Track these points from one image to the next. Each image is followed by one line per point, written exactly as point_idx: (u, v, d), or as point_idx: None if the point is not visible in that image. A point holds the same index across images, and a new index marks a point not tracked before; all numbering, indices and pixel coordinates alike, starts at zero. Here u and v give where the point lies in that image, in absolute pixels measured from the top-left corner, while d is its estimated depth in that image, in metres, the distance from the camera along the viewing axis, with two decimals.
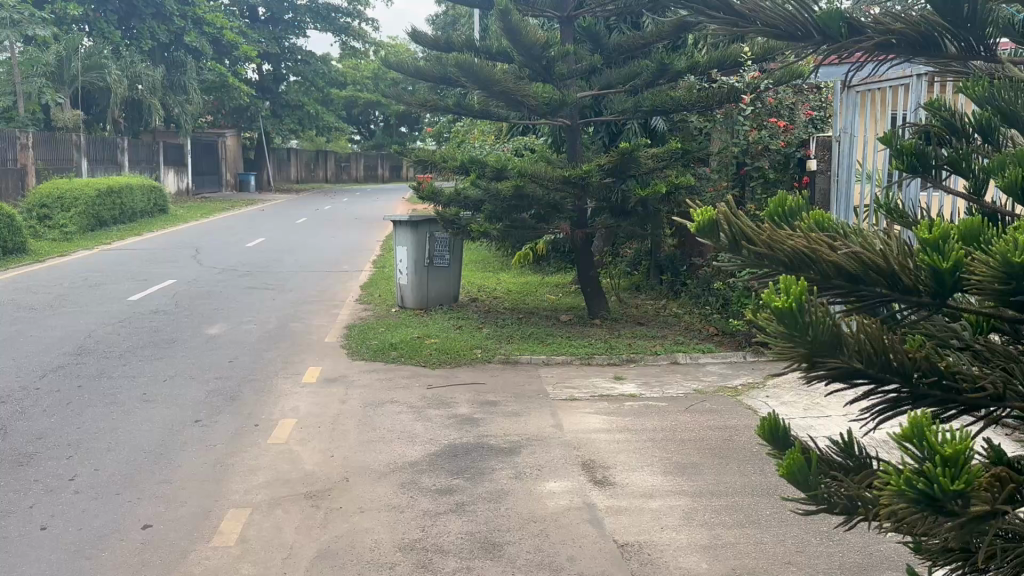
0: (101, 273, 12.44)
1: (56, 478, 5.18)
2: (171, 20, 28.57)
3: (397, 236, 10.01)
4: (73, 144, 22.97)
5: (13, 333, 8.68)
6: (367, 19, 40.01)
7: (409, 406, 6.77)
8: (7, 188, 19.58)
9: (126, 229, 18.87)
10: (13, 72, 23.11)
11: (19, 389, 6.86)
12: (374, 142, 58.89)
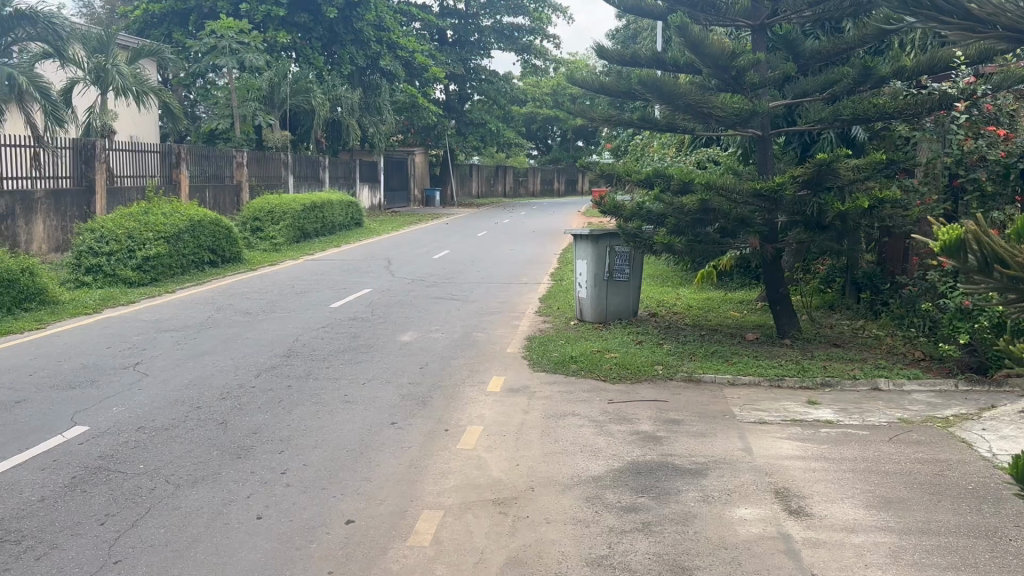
0: (305, 282, 13.46)
1: (270, 470, 5.63)
2: (368, 46, 30.59)
3: (578, 250, 10.06)
4: (282, 162, 25.12)
5: (232, 335, 9.57)
6: (549, 37, 40.80)
7: (592, 420, 6.77)
8: (225, 203, 21.69)
9: (325, 241, 20.31)
10: (233, 98, 25.61)
11: (238, 386, 7.53)
12: (552, 156, 59.85)
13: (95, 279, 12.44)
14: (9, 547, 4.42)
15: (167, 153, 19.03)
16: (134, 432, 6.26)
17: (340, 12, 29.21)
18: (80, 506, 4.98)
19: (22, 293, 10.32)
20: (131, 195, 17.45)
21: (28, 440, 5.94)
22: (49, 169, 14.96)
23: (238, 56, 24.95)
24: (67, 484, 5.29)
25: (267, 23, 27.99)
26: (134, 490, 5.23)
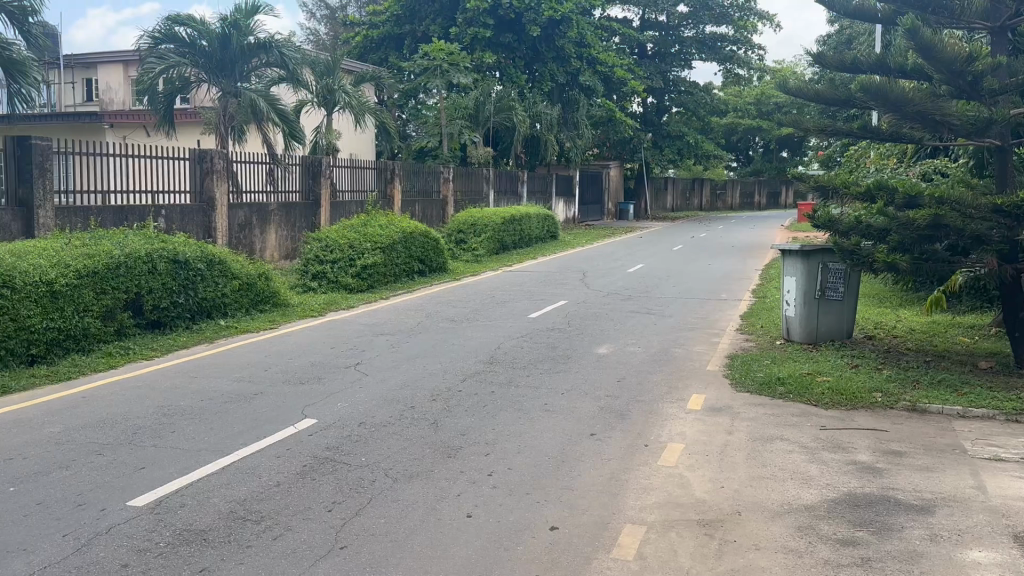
0: (505, 293, 13.92)
1: (478, 471, 5.85)
2: (569, 62, 31.15)
3: (786, 266, 9.61)
4: (484, 177, 26.19)
5: (439, 341, 10.08)
6: (754, 47, 39.53)
7: (801, 446, 6.47)
8: (431, 216, 22.93)
9: (523, 253, 20.89)
10: (441, 116, 27.09)
11: (446, 389, 7.93)
12: (752, 169, 57.81)
13: (319, 284, 13.65)
14: (251, 526, 4.78)
15: (382, 169, 20.39)
16: (356, 427, 6.71)
17: (543, 31, 29.99)
18: (309, 493, 5.33)
19: (259, 295, 11.48)
20: (350, 208, 18.92)
21: (266, 428, 6.54)
22: (282, 184, 16.54)
23: (446, 77, 26.21)
24: (299, 471, 5.68)
25: (474, 44, 29.29)
26: (356, 481, 5.58)
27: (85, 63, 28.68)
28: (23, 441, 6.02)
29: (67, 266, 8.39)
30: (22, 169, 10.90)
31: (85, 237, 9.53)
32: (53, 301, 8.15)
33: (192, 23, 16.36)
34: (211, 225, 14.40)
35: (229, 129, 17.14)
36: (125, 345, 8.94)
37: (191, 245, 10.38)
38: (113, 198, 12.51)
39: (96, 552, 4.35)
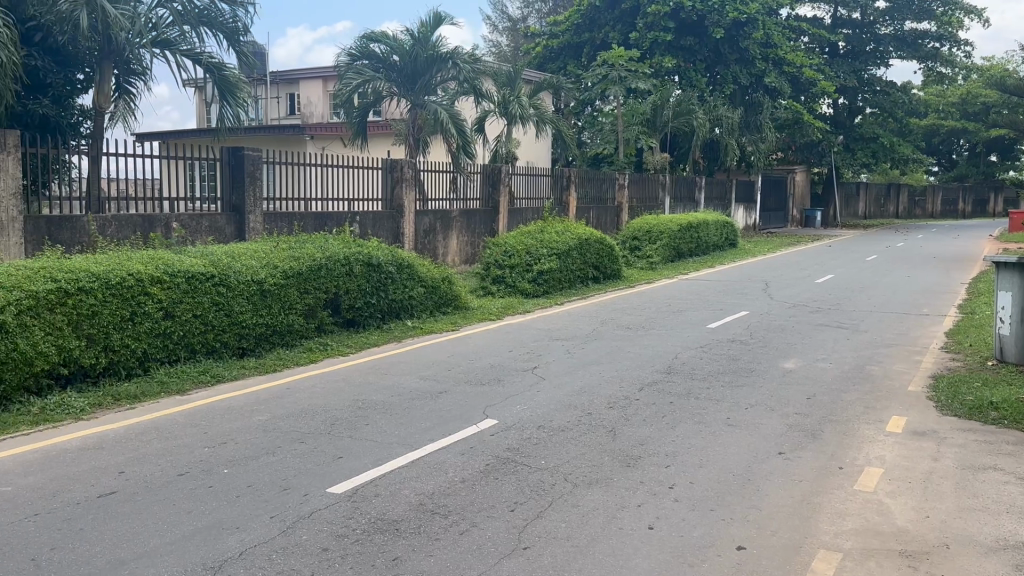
0: (683, 301, 13.62)
1: (658, 483, 5.74)
2: (753, 64, 30.18)
3: (1000, 280, 8.68)
4: (660, 183, 25.82)
5: (616, 348, 10.02)
6: (961, 42, 36.32)
7: (1019, 478, 5.83)
8: (606, 223, 22.94)
9: (700, 261, 20.39)
10: (619, 122, 26.99)
11: (625, 398, 7.85)
12: (955, 173, 52.30)
13: (498, 288, 14.00)
14: (439, 520, 4.95)
15: (559, 176, 20.62)
16: (535, 430, 6.80)
17: (726, 32, 29.31)
18: (493, 491, 5.45)
19: (443, 298, 11.95)
20: (527, 215, 19.27)
21: (451, 427, 6.76)
22: (464, 191, 17.15)
23: (624, 83, 26.41)
24: (482, 470, 5.83)
25: (654, 49, 29.10)
26: (537, 484, 5.63)
27: (289, 79, 31.24)
28: (237, 426, 6.59)
29: (275, 268, 9.12)
30: (237, 178, 11.97)
31: (291, 241, 10.32)
32: (262, 299, 8.88)
33: (386, 39, 17.32)
34: (400, 230, 15.18)
35: (417, 139, 18.02)
36: (324, 342, 9.60)
37: (383, 249, 10.96)
38: (314, 205, 13.46)
39: (300, 534, 4.66)
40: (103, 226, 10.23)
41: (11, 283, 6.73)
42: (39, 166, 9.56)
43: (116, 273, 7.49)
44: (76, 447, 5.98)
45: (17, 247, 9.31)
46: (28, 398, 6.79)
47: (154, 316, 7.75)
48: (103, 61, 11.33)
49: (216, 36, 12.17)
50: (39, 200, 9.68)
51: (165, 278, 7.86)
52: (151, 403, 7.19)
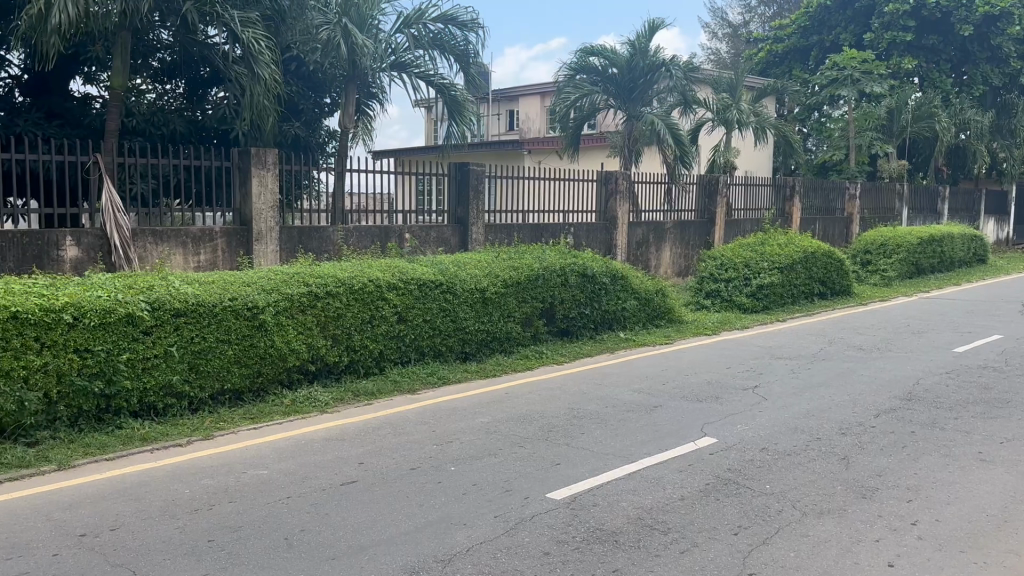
0: (924, 322, 12.47)
1: (898, 518, 5.27)
2: (1007, 63, 27.20)
3: None
4: (895, 193, 23.92)
5: (846, 370, 9.37)
6: None
7: None
8: (833, 234, 21.61)
9: (942, 278, 18.60)
10: (849, 128, 25.30)
11: (857, 424, 7.31)
12: None
13: (712, 302, 13.65)
14: (659, 536, 4.88)
15: (781, 186, 19.72)
16: (758, 452, 6.51)
17: (976, 28, 26.60)
18: (714, 512, 5.28)
19: (657, 311, 11.84)
20: (744, 227, 18.61)
21: (668, 442, 6.65)
22: (679, 203, 16.92)
23: (858, 85, 24.72)
24: (702, 489, 5.68)
25: (891, 50, 27.01)
26: (762, 508, 5.39)
27: (510, 96, 32.44)
28: (462, 427, 6.91)
29: (497, 277, 9.48)
30: (462, 192, 12.60)
31: (510, 251, 10.68)
32: (484, 307, 9.27)
33: (605, 52, 17.45)
34: (613, 242, 15.26)
35: (632, 151, 18.00)
36: (539, 350, 9.85)
37: (598, 260, 11.04)
38: (531, 217, 13.87)
39: (522, 536, 4.78)
40: (346, 236, 11.20)
41: (271, 286, 7.53)
42: (293, 182, 10.62)
43: (357, 279, 8.14)
44: (321, 437, 6.56)
45: (274, 254, 10.41)
46: (282, 389, 7.55)
47: (389, 320, 8.35)
48: (348, 84, 12.41)
49: (447, 58, 12.93)
50: (291, 212, 10.75)
51: (400, 285, 8.43)
52: (384, 400, 7.74)
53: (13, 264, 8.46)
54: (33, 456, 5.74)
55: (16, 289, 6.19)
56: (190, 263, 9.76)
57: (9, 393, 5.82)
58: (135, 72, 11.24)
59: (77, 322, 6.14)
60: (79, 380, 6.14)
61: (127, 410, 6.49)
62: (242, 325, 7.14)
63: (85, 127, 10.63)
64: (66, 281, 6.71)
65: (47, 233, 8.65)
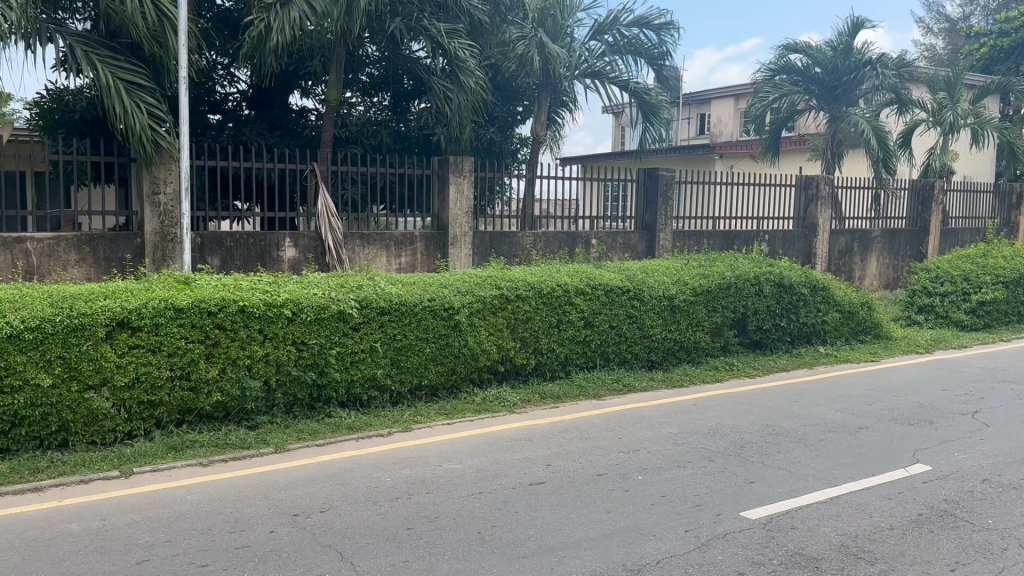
0: None
1: None
2: None
3: None
4: None
5: None
6: None
7: None
8: None
9: None
10: None
11: None
12: None
13: (926, 318, 12.56)
14: (865, 566, 4.53)
15: (1006, 193, 17.89)
16: (980, 483, 5.89)
17: None
18: (928, 545, 4.83)
19: (860, 325, 11.07)
20: (962, 236, 17.02)
21: (874, 467, 6.18)
22: (887, 210, 15.78)
23: None
24: (914, 519, 5.21)
25: None
26: (984, 545, 4.86)
27: (702, 99, 31.72)
28: (649, 436, 6.80)
29: (687, 285, 9.26)
30: (651, 198, 12.47)
31: (702, 258, 10.41)
32: (673, 315, 9.10)
33: (805, 51, 16.51)
34: (812, 250, 14.48)
35: (835, 154, 16.99)
36: (731, 361, 9.52)
37: (796, 269, 10.48)
38: (722, 224, 13.46)
39: (714, 553, 4.61)
40: (536, 241, 11.42)
41: (466, 289, 7.80)
42: (486, 188, 10.98)
43: (547, 283, 8.25)
44: (510, 436, 6.70)
45: (468, 257, 10.79)
46: (473, 388, 7.81)
47: (576, 324, 8.39)
48: (541, 92, 12.63)
49: (640, 63, 12.84)
50: (484, 217, 11.09)
51: (587, 289, 8.45)
52: (571, 404, 7.79)
53: (240, 262, 9.36)
54: (254, 438, 6.29)
55: (244, 286, 6.81)
56: (392, 265, 10.34)
57: (235, 379, 6.43)
58: (346, 87, 12.08)
59: (294, 317, 6.67)
60: (294, 370, 6.66)
61: (334, 399, 6.98)
62: (439, 325, 7.45)
63: (302, 138, 11.58)
64: (286, 278, 7.31)
65: (269, 236, 9.49)
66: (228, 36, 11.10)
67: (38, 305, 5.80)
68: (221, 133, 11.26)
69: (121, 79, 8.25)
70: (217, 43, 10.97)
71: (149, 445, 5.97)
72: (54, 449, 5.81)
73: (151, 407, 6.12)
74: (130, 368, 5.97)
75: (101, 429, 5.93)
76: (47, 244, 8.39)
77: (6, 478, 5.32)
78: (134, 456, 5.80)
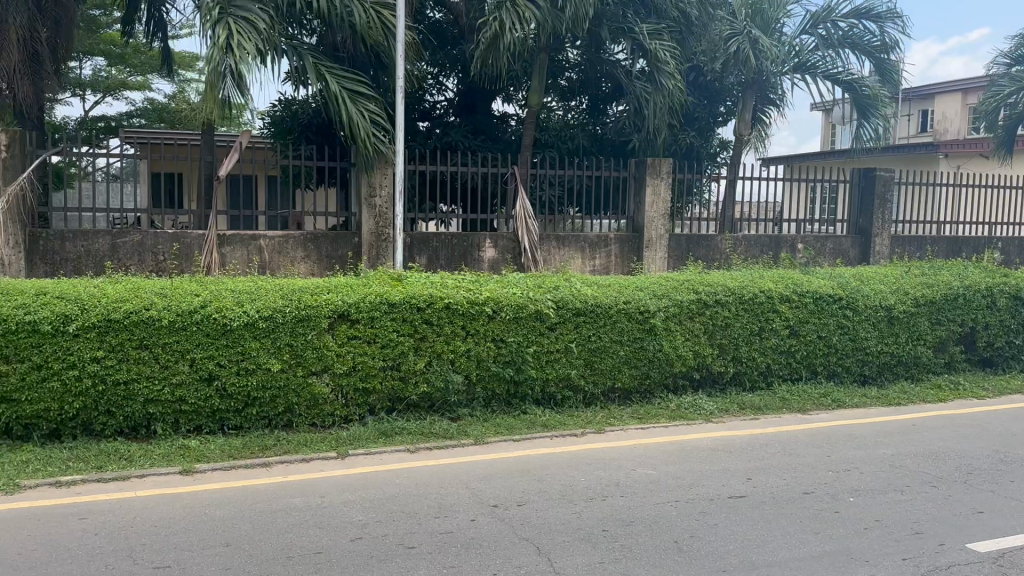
0: None
1: None
2: None
3: None
4: None
5: None
6: None
7: None
8: None
9: None
10: None
11: None
12: None
13: None
14: None
15: None
16: None
17: None
18: None
19: None
20: None
21: None
22: None
23: None
24: None
25: None
26: None
27: (924, 95, 29.27)
28: (859, 455, 6.36)
29: (907, 294, 8.54)
30: (865, 201, 11.69)
31: (924, 266, 9.60)
32: (889, 327, 8.45)
33: None
34: None
35: None
36: (955, 380, 8.69)
37: None
38: (947, 229, 12.34)
39: None
40: (738, 245, 11.05)
41: (664, 292, 7.68)
42: (684, 191, 10.80)
43: (749, 289, 7.94)
44: (708, 446, 6.52)
45: (664, 260, 10.64)
46: (667, 393, 7.69)
47: (780, 333, 8.02)
48: (745, 91, 12.17)
49: (858, 56, 12.05)
50: (681, 220, 10.97)
51: (794, 297, 8.05)
52: (772, 416, 7.46)
53: (445, 262, 9.81)
54: (455, 429, 6.58)
55: (450, 283, 7.13)
56: (588, 266, 10.40)
57: (440, 372, 6.74)
58: (548, 92, 12.32)
59: (494, 315, 6.89)
60: (494, 366, 6.88)
61: (530, 397, 7.14)
62: (636, 328, 7.39)
63: (504, 142, 11.96)
64: (488, 277, 7.56)
65: (472, 236, 9.89)
66: (437, 46, 11.68)
67: (271, 296, 6.39)
68: (429, 138, 11.84)
69: (346, 89, 8.92)
70: (428, 53, 11.56)
71: (362, 429, 6.41)
72: (280, 429, 6.39)
73: (365, 394, 6.56)
74: (348, 357, 6.43)
75: (321, 412, 6.45)
76: (278, 242, 9.24)
77: (241, 452, 5.91)
78: (349, 439, 6.25)
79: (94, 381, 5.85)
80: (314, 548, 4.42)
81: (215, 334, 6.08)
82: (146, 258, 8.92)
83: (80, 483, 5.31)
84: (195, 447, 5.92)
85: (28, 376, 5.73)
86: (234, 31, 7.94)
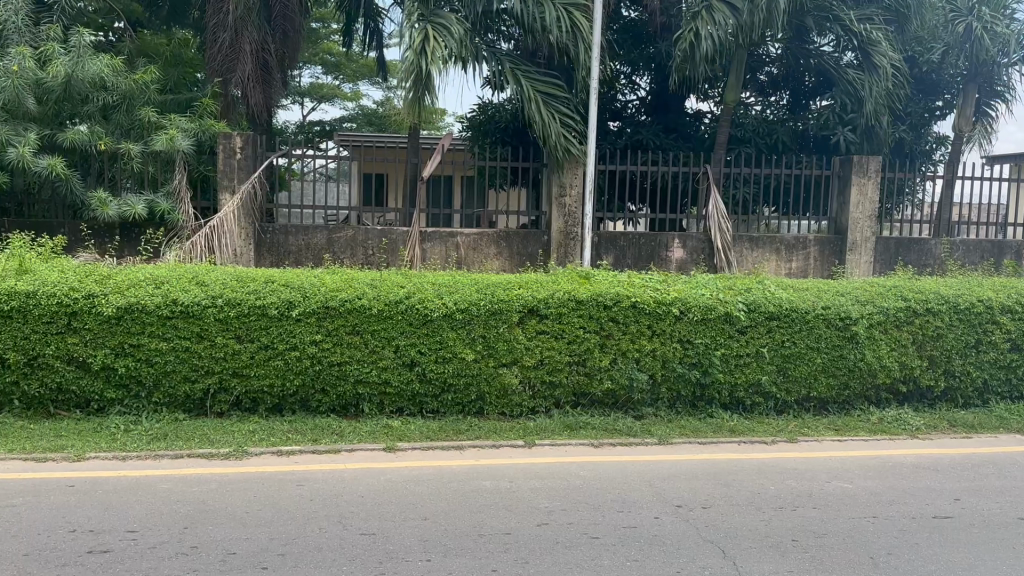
0: None
1: None
2: None
3: None
4: None
5: None
6: None
7: None
8: None
9: None
10: None
11: None
12: None
13: None
14: None
15: None
16: None
17: None
18: None
19: None
20: None
21: None
22: None
23: None
24: None
25: None
26: None
27: None
28: None
29: None
30: None
31: None
32: None
33: None
34: None
35: None
36: None
37: None
38: None
39: None
40: (954, 250, 10.25)
41: (867, 298, 7.26)
42: (894, 190, 10.14)
43: (965, 297, 7.33)
44: (910, 462, 6.13)
45: (869, 265, 10.04)
46: (867, 406, 7.29)
47: (1000, 346, 7.35)
48: (967, 82, 11.20)
49: None
50: (889, 222, 10.31)
51: (1017, 308, 7.34)
52: (988, 436, 6.86)
53: (633, 261, 9.86)
54: (640, 428, 6.63)
55: (639, 282, 7.17)
56: (784, 269, 10.02)
57: (625, 370, 6.81)
58: (744, 88, 11.99)
59: (682, 316, 6.84)
60: (680, 367, 6.85)
61: (716, 401, 7.05)
62: (833, 334, 7.05)
63: (696, 141, 11.79)
64: (676, 278, 7.50)
65: (661, 236, 9.85)
66: (631, 46, 11.71)
67: (468, 290, 6.75)
68: (621, 137, 11.91)
69: (540, 92, 9.20)
70: (622, 53, 11.62)
71: (549, 422, 6.62)
72: (473, 415, 6.74)
73: (552, 388, 6.77)
74: (537, 351, 6.65)
75: (510, 403, 6.74)
76: (474, 239, 9.71)
77: (437, 434, 6.31)
78: (536, 430, 6.48)
79: (311, 362, 6.46)
80: (504, 529, 4.65)
81: (417, 324, 6.52)
82: (357, 251, 9.68)
83: (298, 453, 5.91)
84: (397, 427, 6.39)
85: (256, 355, 6.43)
86: (437, 37, 8.40)
